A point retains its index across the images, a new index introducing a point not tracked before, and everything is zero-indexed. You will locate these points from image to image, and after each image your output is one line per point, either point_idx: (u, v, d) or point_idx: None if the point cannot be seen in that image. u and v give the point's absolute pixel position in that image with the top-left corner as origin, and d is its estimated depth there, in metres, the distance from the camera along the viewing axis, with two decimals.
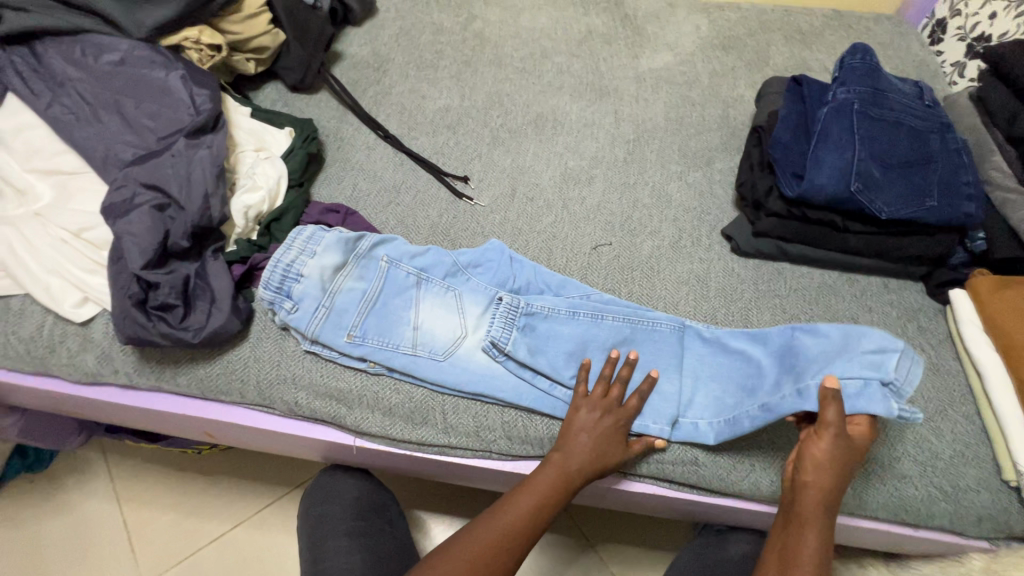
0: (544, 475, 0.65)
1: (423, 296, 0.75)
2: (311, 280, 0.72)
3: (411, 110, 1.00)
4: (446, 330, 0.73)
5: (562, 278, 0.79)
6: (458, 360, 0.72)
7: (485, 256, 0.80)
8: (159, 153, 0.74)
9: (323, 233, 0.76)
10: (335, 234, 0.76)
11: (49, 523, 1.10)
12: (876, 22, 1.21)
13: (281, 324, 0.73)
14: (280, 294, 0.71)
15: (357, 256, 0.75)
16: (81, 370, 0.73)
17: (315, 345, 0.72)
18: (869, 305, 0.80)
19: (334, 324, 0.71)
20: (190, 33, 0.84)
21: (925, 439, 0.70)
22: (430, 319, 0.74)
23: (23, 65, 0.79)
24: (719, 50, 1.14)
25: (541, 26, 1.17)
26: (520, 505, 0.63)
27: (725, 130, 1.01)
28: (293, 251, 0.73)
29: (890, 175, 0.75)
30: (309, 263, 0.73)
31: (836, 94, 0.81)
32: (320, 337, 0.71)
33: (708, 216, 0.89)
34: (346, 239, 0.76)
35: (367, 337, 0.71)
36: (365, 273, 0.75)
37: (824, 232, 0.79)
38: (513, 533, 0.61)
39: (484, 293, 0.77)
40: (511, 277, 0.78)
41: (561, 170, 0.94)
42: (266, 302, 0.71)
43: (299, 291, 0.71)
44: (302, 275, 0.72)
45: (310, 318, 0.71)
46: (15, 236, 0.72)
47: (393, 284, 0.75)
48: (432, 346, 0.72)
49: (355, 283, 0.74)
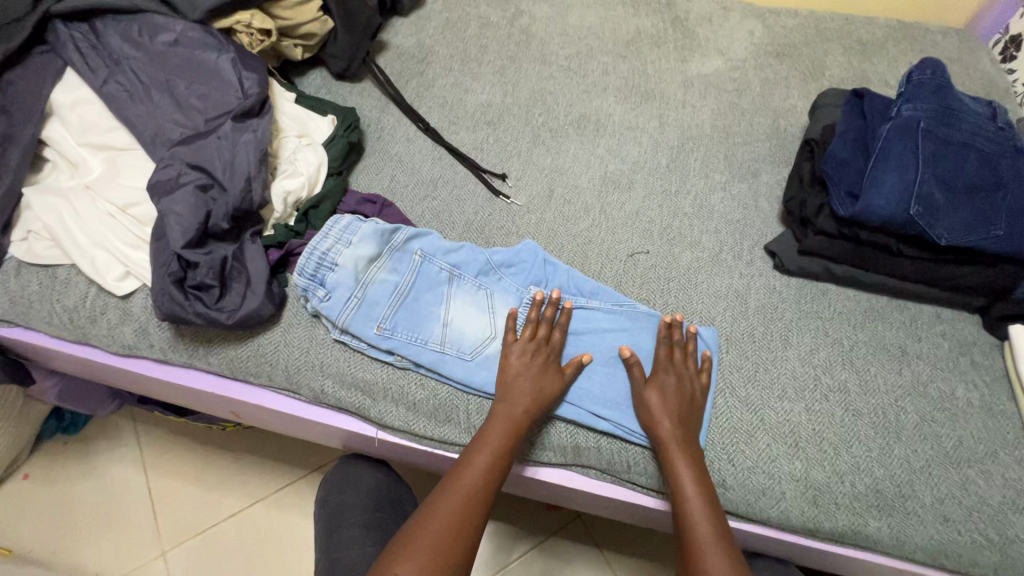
0: (495, 430, 0.64)
1: (455, 295, 0.74)
2: (345, 269, 0.71)
3: (453, 104, 1.00)
4: (475, 329, 0.72)
5: (596, 284, 0.77)
6: (486, 360, 0.70)
7: (519, 256, 0.79)
8: (206, 134, 0.75)
9: (359, 223, 0.75)
10: (371, 224, 0.75)
11: (79, 484, 1.14)
12: (944, 36, 1.14)
13: (312, 311, 0.73)
14: (313, 281, 0.71)
15: (392, 248, 0.75)
16: (119, 343, 0.75)
17: (344, 334, 0.72)
18: (919, 334, 0.76)
19: (365, 315, 0.71)
20: (242, 17, 0.86)
21: (971, 482, 0.66)
22: (460, 316, 0.73)
23: (83, 41, 0.81)
24: (773, 58, 1.10)
25: (589, 25, 1.14)
26: (473, 465, 0.62)
27: (774, 141, 0.97)
28: (329, 239, 0.72)
29: (953, 200, 0.71)
30: (344, 252, 0.72)
31: (901, 111, 0.76)
32: (350, 327, 0.70)
33: (752, 230, 0.86)
34: (382, 230, 0.75)
35: (396, 332, 0.70)
36: (398, 266, 0.74)
37: (876, 255, 0.75)
38: (471, 495, 0.61)
39: (515, 294, 0.76)
40: (543, 280, 0.77)
41: (601, 173, 0.92)
42: (299, 288, 0.71)
43: (332, 280, 0.71)
44: (336, 264, 0.71)
45: (341, 307, 0.70)
46: (65, 208, 0.74)
47: (426, 279, 0.75)
48: (460, 345, 0.71)
49: (389, 276, 0.73)
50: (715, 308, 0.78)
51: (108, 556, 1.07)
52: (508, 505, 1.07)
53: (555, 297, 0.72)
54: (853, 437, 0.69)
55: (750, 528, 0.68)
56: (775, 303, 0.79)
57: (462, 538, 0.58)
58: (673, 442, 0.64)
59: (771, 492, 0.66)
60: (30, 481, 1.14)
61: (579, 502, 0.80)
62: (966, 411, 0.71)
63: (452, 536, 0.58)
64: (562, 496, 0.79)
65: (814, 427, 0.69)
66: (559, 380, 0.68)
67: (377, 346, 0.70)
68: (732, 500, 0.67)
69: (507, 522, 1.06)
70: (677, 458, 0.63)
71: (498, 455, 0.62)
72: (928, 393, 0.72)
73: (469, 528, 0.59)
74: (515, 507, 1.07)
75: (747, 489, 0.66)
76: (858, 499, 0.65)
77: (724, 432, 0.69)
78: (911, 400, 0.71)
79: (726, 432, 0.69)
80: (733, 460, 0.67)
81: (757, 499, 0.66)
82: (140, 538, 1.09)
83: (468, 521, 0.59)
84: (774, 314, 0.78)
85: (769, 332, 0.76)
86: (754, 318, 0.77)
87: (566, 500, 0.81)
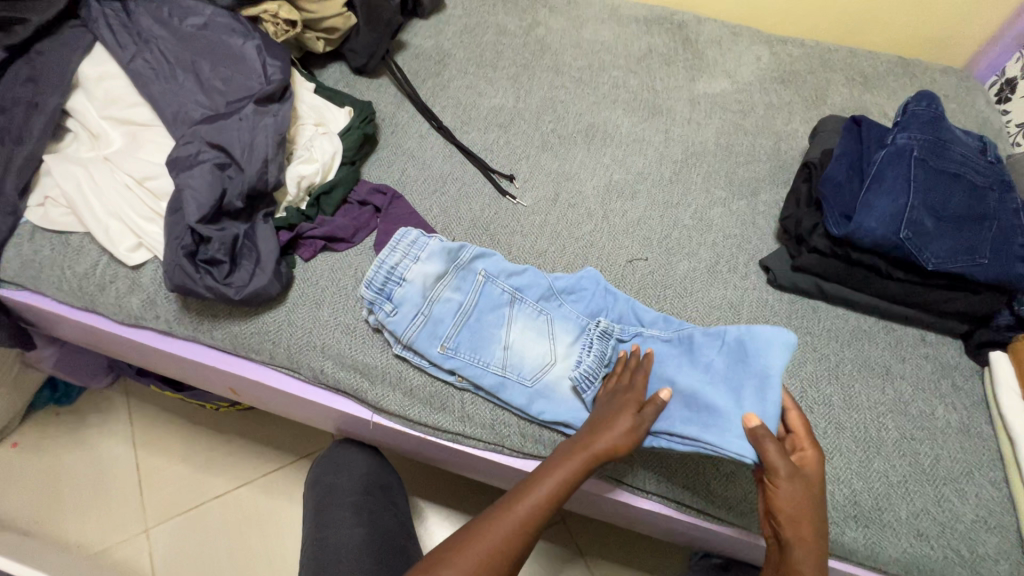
0: (562, 467, 0.59)
1: (514, 318, 0.75)
2: (413, 285, 0.73)
3: (466, 105, 1.02)
4: (536, 354, 0.73)
5: (655, 314, 0.78)
6: (545, 387, 0.71)
7: (580, 284, 0.79)
8: (228, 115, 0.77)
9: (427, 240, 0.76)
10: (438, 242, 0.76)
11: (68, 456, 1.14)
12: (943, 74, 1.19)
13: (375, 322, 0.73)
14: (380, 294, 0.72)
15: (457, 266, 0.76)
16: (126, 312, 0.77)
17: (406, 350, 0.72)
18: (903, 354, 0.79)
19: (430, 333, 0.72)
20: (269, 8, 0.89)
21: (946, 499, 0.68)
22: (521, 341, 0.73)
23: (114, 19, 0.84)
24: (777, 83, 1.14)
25: (602, 40, 1.18)
26: (532, 495, 0.57)
27: (775, 162, 1.01)
28: (398, 253, 0.74)
29: (942, 227, 0.74)
30: (413, 268, 0.73)
31: (896, 139, 0.80)
32: (414, 343, 0.71)
33: (748, 245, 0.89)
34: (449, 248, 0.76)
35: (464, 354, 0.71)
36: (461, 284, 0.75)
37: (865, 276, 0.78)
38: (524, 528, 0.56)
39: (576, 322, 0.76)
40: (604, 309, 0.77)
41: (606, 182, 0.95)
42: (366, 300, 0.72)
43: (400, 294, 0.72)
44: (405, 279, 0.73)
45: (407, 322, 0.71)
46: (83, 177, 0.76)
47: (487, 300, 0.75)
48: (521, 370, 0.71)
49: (453, 294, 0.75)
50: (708, 318, 0.81)
51: (92, 530, 1.07)
52: None
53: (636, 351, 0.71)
54: (834, 449, 0.71)
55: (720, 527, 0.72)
56: (767, 316, 0.81)
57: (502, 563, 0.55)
58: (796, 536, 0.59)
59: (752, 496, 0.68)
60: (19, 449, 1.14)
61: (564, 498, 0.84)
62: (945, 431, 0.73)
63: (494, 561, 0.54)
64: None
65: None
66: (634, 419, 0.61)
67: (439, 364, 0.71)
68: (711, 503, 0.70)
69: None
70: (797, 546, 0.59)
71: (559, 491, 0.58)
72: (908, 412, 0.74)
73: (512, 558, 0.55)
74: None
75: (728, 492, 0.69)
76: (836, 509, 0.67)
77: None
78: (892, 417, 0.74)
79: None
80: (715, 465, 0.70)
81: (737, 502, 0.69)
82: (125, 513, 1.09)
83: (512, 553, 0.55)
84: (765, 327, 0.80)
85: None
86: None
87: None
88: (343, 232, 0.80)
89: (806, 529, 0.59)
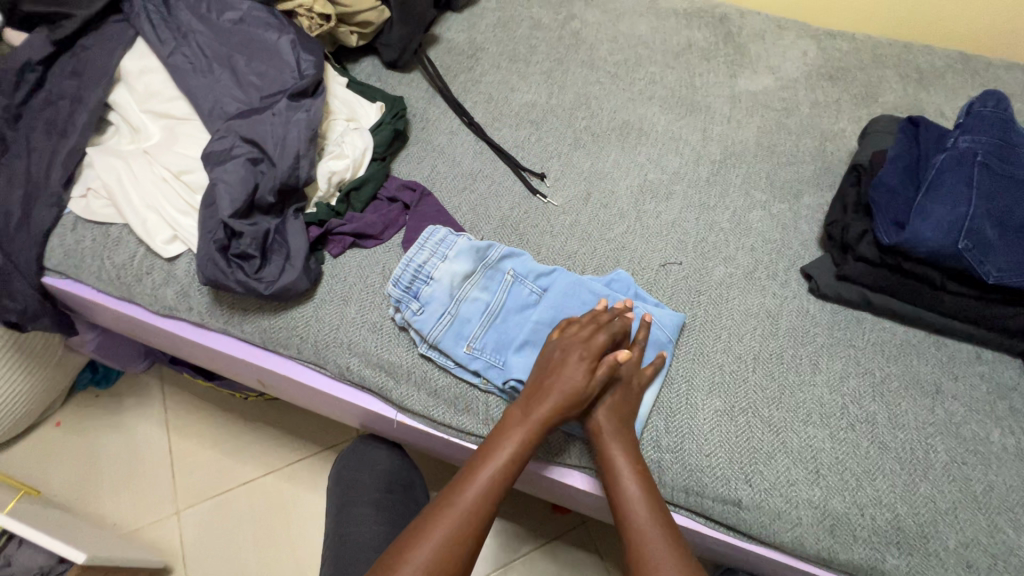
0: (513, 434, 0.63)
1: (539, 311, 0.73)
2: (440, 284, 0.72)
3: (498, 101, 1.01)
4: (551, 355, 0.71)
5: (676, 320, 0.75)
6: None
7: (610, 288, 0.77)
8: (262, 111, 0.78)
9: (454, 237, 0.75)
10: (466, 241, 0.76)
11: (106, 437, 1.18)
12: (1008, 70, 1.10)
13: (401, 322, 0.73)
14: (408, 293, 0.72)
15: (485, 266, 0.75)
16: (161, 303, 0.78)
17: (431, 350, 0.71)
18: (955, 372, 0.74)
19: (456, 333, 0.71)
20: (305, 2, 0.89)
21: (1000, 530, 0.63)
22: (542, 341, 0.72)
23: (155, 12, 0.85)
24: (825, 80, 1.08)
25: (639, 34, 1.14)
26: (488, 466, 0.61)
27: (820, 163, 0.96)
28: (425, 251, 0.73)
29: (1006, 238, 0.69)
30: (440, 266, 0.73)
31: (957, 142, 0.74)
32: (440, 344, 0.70)
33: (789, 251, 0.85)
34: (477, 247, 0.75)
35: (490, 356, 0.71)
36: (489, 284, 0.74)
37: (917, 287, 0.74)
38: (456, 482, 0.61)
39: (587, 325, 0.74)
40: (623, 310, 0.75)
41: (640, 182, 0.92)
42: (393, 299, 0.72)
43: (427, 293, 0.71)
44: (432, 277, 0.72)
45: (434, 322, 0.70)
46: (124, 170, 0.78)
47: (515, 300, 0.74)
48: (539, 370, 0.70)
49: (480, 295, 0.74)
50: (744, 326, 0.77)
51: (126, 509, 1.11)
52: (514, 505, 1.09)
53: (605, 304, 0.71)
54: (877, 469, 0.67)
55: (758, 549, 0.68)
56: (807, 326, 0.77)
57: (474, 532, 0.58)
58: (607, 431, 0.64)
59: (786, 517, 0.65)
60: (62, 428, 1.19)
61: (588, 506, 0.81)
62: (1001, 457, 0.68)
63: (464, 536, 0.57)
64: (567, 497, 0.80)
65: (837, 456, 0.68)
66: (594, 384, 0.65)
67: (463, 362, 0.70)
68: (745, 520, 0.66)
69: (512, 522, 1.07)
70: (612, 447, 0.63)
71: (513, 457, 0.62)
72: (960, 434, 0.70)
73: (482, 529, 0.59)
74: (522, 506, 1.09)
75: (762, 512, 0.65)
76: (878, 534, 0.64)
77: (741, 450, 0.68)
78: (942, 439, 0.69)
79: (744, 452, 0.67)
80: (750, 480, 0.66)
81: (772, 522, 0.65)
82: (157, 495, 1.13)
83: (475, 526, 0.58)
84: (805, 337, 0.76)
85: (798, 354, 0.75)
86: (784, 338, 0.76)
87: (575, 502, 0.82)
88: (372, 229, 0.79)
89: (605, 427, 0.64)
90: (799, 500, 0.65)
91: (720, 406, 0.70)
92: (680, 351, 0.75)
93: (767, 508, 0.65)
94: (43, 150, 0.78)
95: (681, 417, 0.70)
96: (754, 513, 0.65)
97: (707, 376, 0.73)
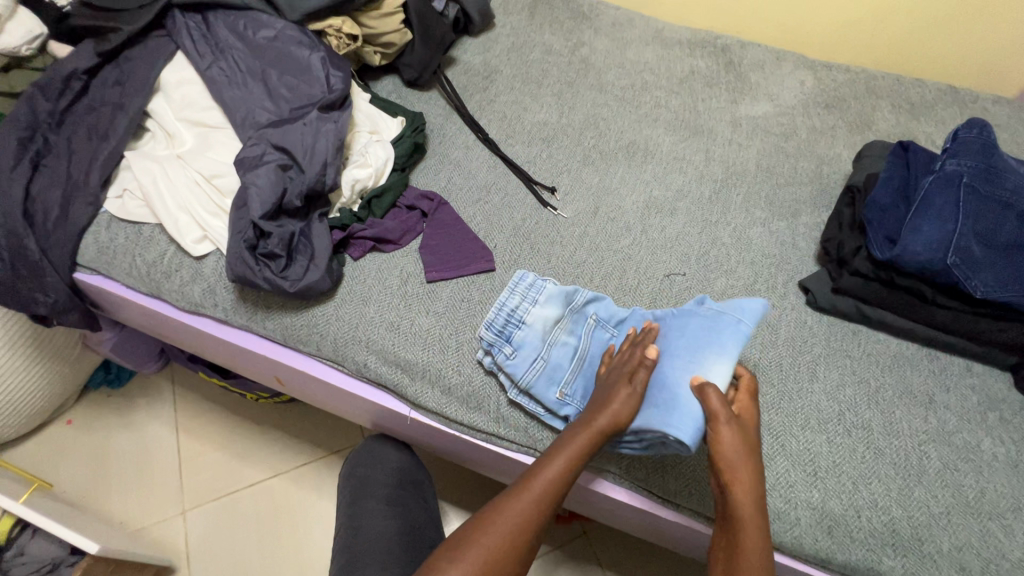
0: (568, 450, 0.61)
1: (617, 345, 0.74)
2: (532, 328, 0.73)
3: (511, 119, 1.06)
4: None
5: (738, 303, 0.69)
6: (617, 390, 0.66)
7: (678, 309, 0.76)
8: (292, 121, 0.83)
9: (543, 281, 0.77)
10: (554, 285, 0.77)
11: (117, 435, 1.20)
12: (994, 104, 1.16)
13: (489, 364, 0.74)
14: (500, 336, 0.73)
15: (572, 310, 0.76)
16: (187, 299, 0.82)
17: (521, 395, 0.73)
18: (947, 384, 0.77)
19: (548, 378, 0.72)
20: (334, 22, 0.95)
21: (992, 535, 0.66)
22: None
23: (195, 29, 0.91)
24: (822, 108, 1.14)
25: (645, 61, 1.21)
26: (544, 476, 0.60)
27: (816, 185, 1.01)
28: (517, 296, 0.75)
29: (991, 255, 0.73)
30: (532, 310, 0.74)
31: (944, 165, 0.79)
32: (532, 388, 0.71)
33: (787, 265, 0.89)
34: (566, 291, 0.76)
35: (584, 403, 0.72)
36: (575, 328, 0.76)
37: (909, 301, 0.77)
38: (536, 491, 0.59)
39: None
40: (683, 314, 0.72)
41: (645, 198, 0.96)
42: (485, 342, 0.73)
43: (519, 337, 0.73)
44: (525, 321, 0.74)
45: (526, 367, 0.71)
46: (159, 172, 0.82)
47: (600, 343, 0.75)
48: None
49: (569, 339, 0.75)
50: (745, 335, 0.81)
51: (133, 507, 1.12)
52: None
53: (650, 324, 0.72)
54: (872, 473, 0.69)
55: None
56: (805, 337, 0.81)
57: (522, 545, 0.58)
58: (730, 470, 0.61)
59: (786, 517, 0.67)
60: (73, 426, 1.21)
61: (591, 507, 0.84)
62: (992, 465, 0.71)
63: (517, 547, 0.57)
64: (573, 496, 0.82)
65: (835, 459, 0.70)
66: (630, 389, 0.65)
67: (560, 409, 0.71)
68: None
69: None
70: (751, 534, 0.60)
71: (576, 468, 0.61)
72: (953, 442, 0.72)
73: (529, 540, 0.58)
74: None
75: None
76: (873, 535, 0.66)
77: None
78: (935, 446, 0.72)
79: None
80: None
81: (771, 522, 0.67)
82: (165, 494, 1.14)
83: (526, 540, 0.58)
84: (804, 347, 0.80)
85: (796, 363, 0.78)
86: (784, 348, 0.79)
87: (579, 503, 0.84)
88: (392, 234, 0.84)
89: (745, 510, 0.60)
90: (798, 500, 0.68)
91: None
92: None
93: (769, 508, 0.67)
94: (84, 152, 0.83)
95: None
96: None
97: None
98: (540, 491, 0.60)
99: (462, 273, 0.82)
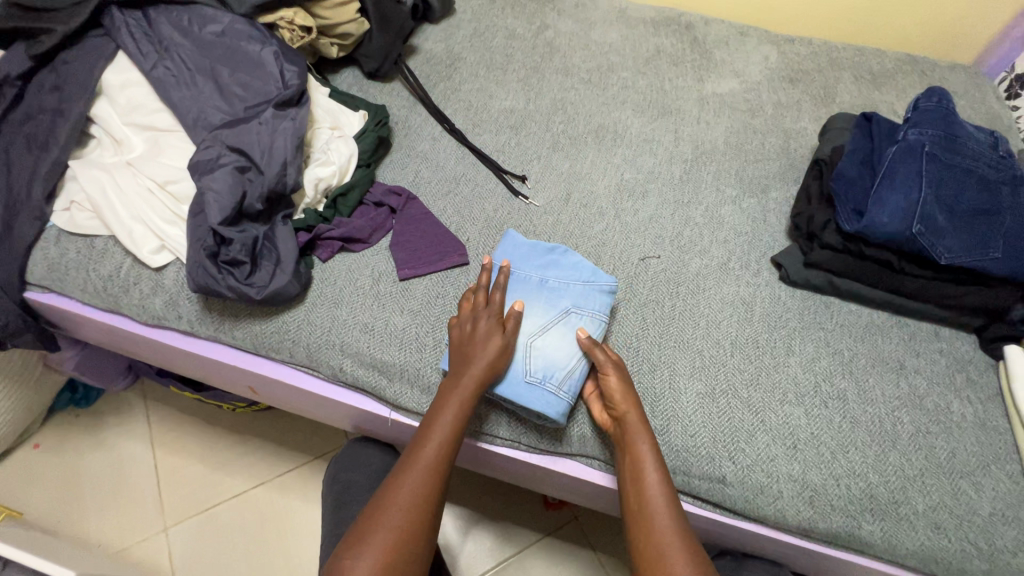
0: (448, 405, 0.66)
1: (527, 317, 0.74)
2: None
3: (478, 108, 1.04)
4: (552, 351, 0.72)
5: (531, 250, 0.81)
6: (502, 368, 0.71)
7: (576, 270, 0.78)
8: (247, 120, 0.79)
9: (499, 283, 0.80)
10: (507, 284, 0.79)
11: (88, 457, 1.16)
12: (952, 71, 1.19)
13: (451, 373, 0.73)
14: None
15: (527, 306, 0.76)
16: (149, 312, 0.78)
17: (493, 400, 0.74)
18: (917, 349, 0.79)
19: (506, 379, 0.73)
20: (286, 15, 0.91)
21: (964, 493, 0.68)
22: (552, 347, 0.72)
23: (135, 26, 0.85)
24: (786, 82, 1.15)
25: (610, 41, 1.19)
26: (434, 436, 0.65)
27: (784, 160, 1.01)
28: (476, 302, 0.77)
29: (955, 222, 0.74)
30: None
31: (907, 135, 0.80)
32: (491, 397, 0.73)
33: (759, 242, 0.89)
34: (524, 292, 0.77)
35: (570, 391, 0.70)
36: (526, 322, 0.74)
37: (878, 270, 0.79)
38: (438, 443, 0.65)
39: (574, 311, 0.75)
40: (545, 277, 0.78)
41: (617, 181, 0.96)
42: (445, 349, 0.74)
43: None
44: None
45: None
46: (108, 181, 0.78)
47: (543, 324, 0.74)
48: (544, 372, 0.70)
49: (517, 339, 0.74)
50: (721, 314, 0.81)
51: (112, 528, 1.09)
52: (505, 501, 1.11)
53: (506, 265, 0.76)
54: (850, 442, 0.71)
55: (743, 524, 0.71)
56: (779, 312, 0.82)
57: (418, 520, 0.61)
58: (633, 424, 0.66)
59: (768, 490, 0.68)
60: (41, 450, 1.16)
61: (579, 497, 0.84)
62: (961, 425, 0.73)
63: (421, 500, 0.62)
64: (554, 486, 0.82)
65: (813, 431, 0.72)
66: (500, 339, 0.70)
67: (532, 397, 0.69)
68: (730, 496, 0.69)
69: (506, 519, 1.09)
70: (639, 438, 0.65)
71: (454, 420, 0.65)
72: (924, 406, 0.74)
73: (432, 506, 0.62)
74: (512, 503, 1.11)
75: (746, 487, 0.69)
76: (853, 502, 0.68)
77: (723, 430, 0.71)
78: (907, 411, 0.74)
79: (727, 432, 0.71)
80: (733, 457, 0.70)
81: (755, 496, 0.68)
82: (145, 512, 1.11)
83: (434, 488, 0.63)
84: (778, 322, 0.81)
85: (772, 338, 0.79)
86: (758, 324, 0.80)
87: (567, 493, 0.84)
88: (361, 233, 0.81)
89: (635, 420, 0.66)
90: (779, 473, 0.69)
91: (701, 389, 0.74)
92: (664, 338, 0.78)
93: (753, 483, 0.69)
94: (24, 165, 0.78)
95: (665, 401, 0.73)
96: (740, 488, 0.69)
97: (687, 361, 0.76)
98: (433, 451, 0.64)
99: (435, 269, 0.80)
